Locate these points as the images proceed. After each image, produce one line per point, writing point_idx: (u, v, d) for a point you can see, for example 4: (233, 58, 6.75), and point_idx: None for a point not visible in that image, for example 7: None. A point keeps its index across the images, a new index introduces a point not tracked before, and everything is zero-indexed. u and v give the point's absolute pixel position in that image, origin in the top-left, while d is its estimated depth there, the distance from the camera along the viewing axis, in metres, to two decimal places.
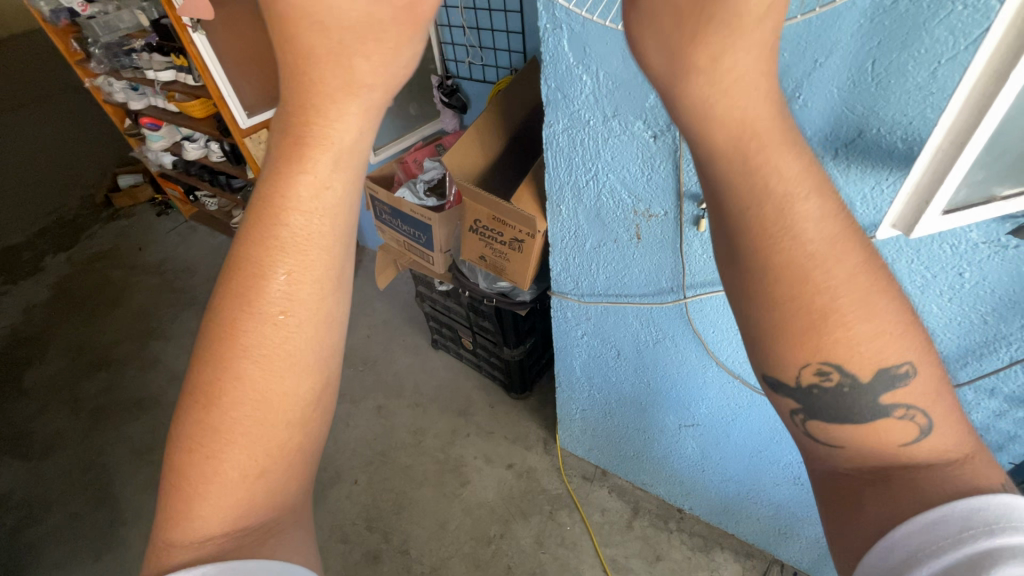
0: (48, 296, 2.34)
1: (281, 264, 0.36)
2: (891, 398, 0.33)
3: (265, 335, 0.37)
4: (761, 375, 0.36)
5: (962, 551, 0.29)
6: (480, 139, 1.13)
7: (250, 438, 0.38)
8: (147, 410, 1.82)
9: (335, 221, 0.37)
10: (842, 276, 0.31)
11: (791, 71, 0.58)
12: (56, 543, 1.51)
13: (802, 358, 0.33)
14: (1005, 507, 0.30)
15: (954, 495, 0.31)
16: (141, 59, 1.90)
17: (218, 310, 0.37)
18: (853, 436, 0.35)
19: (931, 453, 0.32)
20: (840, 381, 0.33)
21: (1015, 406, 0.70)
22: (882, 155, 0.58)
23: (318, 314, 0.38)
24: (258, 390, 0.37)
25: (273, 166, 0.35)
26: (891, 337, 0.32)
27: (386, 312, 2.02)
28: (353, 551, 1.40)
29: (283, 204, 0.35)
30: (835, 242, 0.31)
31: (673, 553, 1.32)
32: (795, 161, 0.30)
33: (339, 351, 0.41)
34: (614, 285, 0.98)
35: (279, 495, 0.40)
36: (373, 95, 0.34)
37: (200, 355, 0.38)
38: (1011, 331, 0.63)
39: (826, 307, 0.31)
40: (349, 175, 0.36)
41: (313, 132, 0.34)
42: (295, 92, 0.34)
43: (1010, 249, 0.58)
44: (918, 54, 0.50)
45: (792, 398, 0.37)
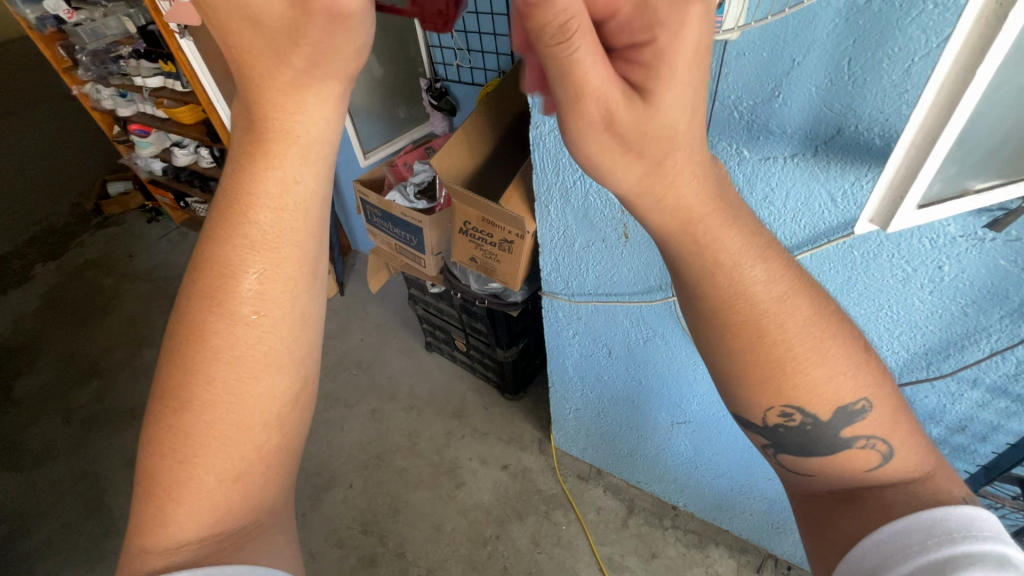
0: (37, 305, 2.32)
1: (251, 263, 0.37)
2: (850, 431, 0.42)
3: (237, 335, 0.37)
4: (737, 416, 0.46)
5: (929, 555, 0.35)
6: (469, 141, 1.13)
7: (224, 440, 0.38)
8: (139, 417, 1.81)
9: (304, 217, 0.38)
10: (795, 330, 0.39)
11: (769, 70, 0.59)
12: (49, 552, 1.50)
13: (768, 404, 0.42)
14: (967, 518, 0.36)
15: (921, 509, 0.38)
16: (129, 66, 1.90)
17: (186, 312, 0.38)
18: (823, 465, 0.45)
19: (892, 474, 0.41)
20: (803, 420, 0.43)
21: (996, 397, 0.71)
22: (861, 151, 0.59)
23: (290, 312, 0.39)
24: (232, 391, 0.38)
25: (240, 165, 0.37)
26: (845, 377, 0.40)
27: (379, 316, 2.02)
28: (349, 556, 1.40)
29: (251, 201, 0.36)
30: (784, 301, 0.39)
31: (668, 550, 1.33)
32: (737, 237, 0.39)
33: (315, 349, 0.42)
34: (604, 285, 0.99)
35: (258, 496, 0.41)
36: (328, 84, 0.36)
37: (170, 359, 0.38)
38: (990, 322, 0.65)
39: (783, 358, 0.39)
40: (317, 169, 0.38)
41: (277, 125, 0.36)
42: (273, 96, 0.36)
43: (987, 242, 0.59)
44: (892, 52, 0.51)
45: (763, 435, 0.47)
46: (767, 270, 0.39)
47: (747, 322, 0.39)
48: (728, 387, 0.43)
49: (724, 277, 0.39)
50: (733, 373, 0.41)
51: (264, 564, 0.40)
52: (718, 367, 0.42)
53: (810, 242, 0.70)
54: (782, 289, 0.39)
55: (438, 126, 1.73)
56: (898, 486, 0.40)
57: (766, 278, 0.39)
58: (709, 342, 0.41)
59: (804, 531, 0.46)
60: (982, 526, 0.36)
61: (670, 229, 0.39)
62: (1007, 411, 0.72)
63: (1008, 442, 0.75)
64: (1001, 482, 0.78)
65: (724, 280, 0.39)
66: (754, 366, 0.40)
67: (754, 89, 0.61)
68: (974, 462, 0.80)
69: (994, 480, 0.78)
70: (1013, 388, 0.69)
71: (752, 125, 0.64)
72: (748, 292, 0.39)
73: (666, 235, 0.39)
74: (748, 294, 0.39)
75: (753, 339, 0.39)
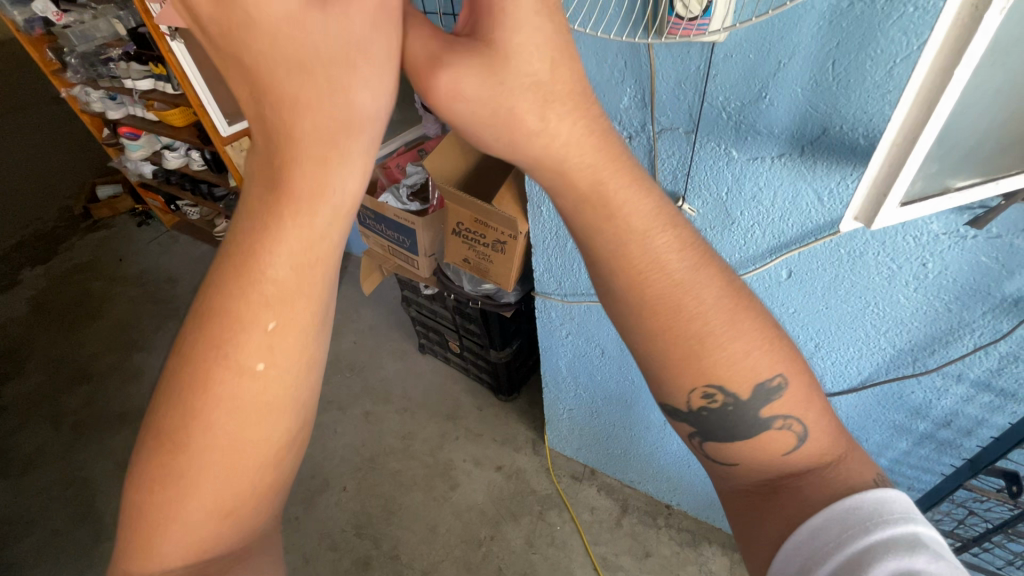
0: (25, 310, 2.30)
1: (263, 315, 0.36)
2: (769, 412, 0.42)
3: (239, 384, 0.37)
4: (662, 403, 0.45)
5: (846, 549, 0.36)
6: (461, 143, 1.14)
7: (218, 483, 0.38)
8: (130, 422, 1.79)
9: (319, 270, 0.38)
10: (710, 301, 0.39)
11: (755, 72, 0.60)
12: (37, 559, 1.48)
13: (690, 386, 0.41)
14: (877, 503, 0.37)
15: (836, 501, 0.38)
16: (118, 68, 1.89)
17: (188, 357, 0.37)
18: (746, 452, 0.45)
19: (808, 458, 0.42)
20: (725, 400, 0.42)
21: (981, 391, 0.72)
22: (846, 151, 0.60)
23: (295, 363, 0.38)
24: (229, 436, 0.37)
25: (261, 214, 0.36)
26: (760, 351, 0.40)
27: (372, 318, 2.01)
28: (343, 559, 1.40)
29: (267, 254, 0.36)
30: (698, 269, 0.40)
31: (662, 549, 1.33)
32: (649, 205, 0.40)
33: (313, 395, 0.41)
34: (597, 285, 1.00)
35: (246, 530, 0.41)
36: (369, 135, 0.38)
37: (167, 399, 0.37)
38: (973, 318, 0.66)
39: (700, 334, 0.40)
40: (337, 227, 0.38)
41: (309, 181, 0.36)
42: (308, 145, 0.36)
43: (969, 239, 0.60)
44: (874, 53, 0.52)
45: (688, 421, 0.45)
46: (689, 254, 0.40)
47: (670, 296, 0.39)
48: (656, 370, 0.42)
49: (637, 247, 0.39)
50: (663, 359, 0.41)
51: None
52: (642, 345, 0.41)
53: (797, 242, 0.71)
54: (694, 258, 0.40)
55: (431, 128, 1.74)
56: (814, 474, 0.41)
57: (676, 246, 0.40)
58: (630, 316, 0.41)
59: (735, 524, 0.45)
60: (893, 508, 0.37)
61: (581, 189, 0.39)
62: (991, 405, 0.73)
63: (992, 436, 0.77)
64: (986, 476, 0.79)
65: (636, 250, 0.39)
66: (669, 346, 0.40)
67: (741, 90, 0.63)
68: (960, 455, 0.82)
69: (979, 473, 0.79)
70: (996, 382, 0.70)
71: (740, 126, 0.65)
72: (662, 265, 0.39)
73: (574, 201, 0.39)
74: (662, 269, 0.39)
75: (671, 313, 0.39)
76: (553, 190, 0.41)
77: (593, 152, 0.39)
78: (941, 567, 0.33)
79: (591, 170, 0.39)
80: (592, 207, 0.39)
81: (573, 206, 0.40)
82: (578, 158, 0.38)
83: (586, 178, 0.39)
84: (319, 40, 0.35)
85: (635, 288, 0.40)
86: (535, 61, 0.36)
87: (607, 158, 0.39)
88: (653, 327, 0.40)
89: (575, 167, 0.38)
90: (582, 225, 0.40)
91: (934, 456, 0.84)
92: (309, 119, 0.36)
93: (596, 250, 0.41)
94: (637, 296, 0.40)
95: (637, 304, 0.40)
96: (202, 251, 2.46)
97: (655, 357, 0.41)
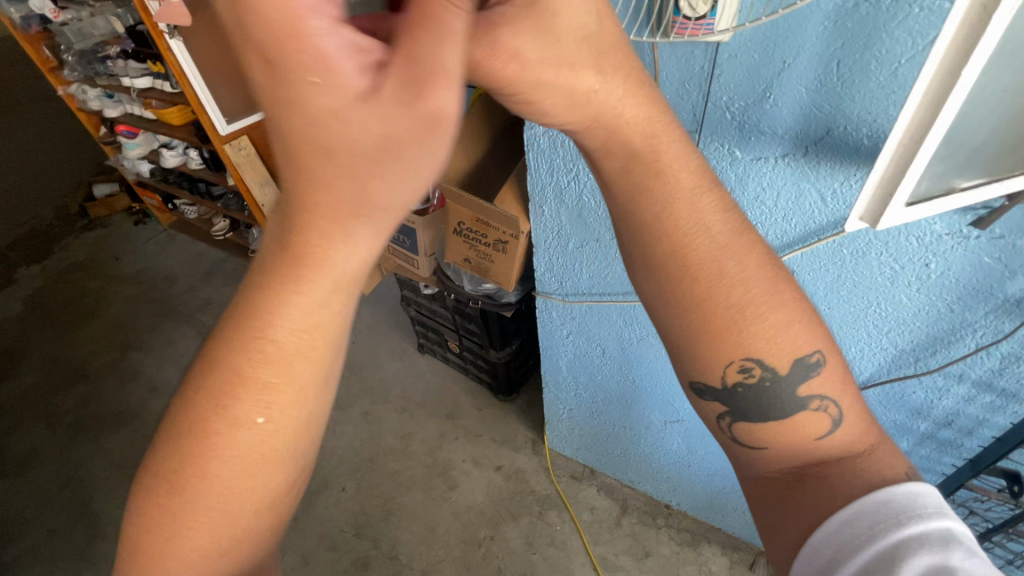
0: (19, 310, 2.28)
1: (264, 372, 0.36)
2: (808, 390, 0.44)
3: (236, 436, 0.37)
4: (691, 382, 0.47)
5: (878, 542, 0.36)
6: (462, 142, 1.14)
7: (214, 525, 0.39)
8: (127, 422, 1.78)
9: (323, 337, 0.37)
10: (753, 268, 0.42)
11: (760, 72, 0.60)
12: (33, 561, 1.47)
13: (728, 359, 0.43)
14: (911, 498, 0.38)
15: (868, 493, 0.39)
16: (116, 66, 1.87)
17: (190, 406, 0.38)
18: (776, 435, 0.46)
19: (839, 445, 0.43)
20: (762, 375, 0.44)
21: (982, 391, 0.73)
22: (850, 151, 0.60)
23: (294, 420, 0.38)
24: (225, 482, 0.38)
25: (265, 277, 0.36)
26: (799, 325, 0.43)
27: (371, 318, 2.01)
28: (342, 559, 1.39)
29: (274, 316, 0.36)
30: (740, 234, 0.43)
31: (661, 549, 1.34)
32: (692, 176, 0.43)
33: (312, 450, 0.41)
34: (598, 285, 1.00)
35: (241, 564, 0.42)
36: (389, 219, 0.35)
37: (170, 438, 0.38)
38: (975, 318, 0.66)
39: (742, 302, 0.42)
40: (343, 300, 0.37)
41: (316, 251, 0.35)
42: (320, 219, 0.34)
43: (972, 239, 0.60)
44: (879, 54, 0.52)
45: (722, 402, 0.47)
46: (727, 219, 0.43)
47: (710, 264, 0.42)
48: (684, 347, 0.44)
49: (685, 206, 0.43)
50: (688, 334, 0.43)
51: None
52: (668, 322, 0.44)
53: (799, 242, 0.71)
54: (735, 224, 0.43)
55: None
56: (845, 461, 0.42)
57: (718, 208, 0.43)
58: (660, 292, 0.43)
59: (758, 515, 0.46)
60: (927, 503, 0.37)
61: (637, 145, 0.44)
62: (993, 406, 0.73)
63: (993, 436, 0.77)
64: (987, 475, 0.79)
65: (684, 209, 0.42)
66: (703, 314, 0.43)
67: (746, 90, 0.62)
68: (961, 456, 0.82)
69: (981, 472, 0.79)
70: (998, 382, 0.71)
71: (744, 126, 0.65)
72: (705, 226, 0.42)
73: (629, 156, 0.44)
74: (707, 231, 0.42)
75: (712, 280, 0.42)
76: (602, 155, 0.45)
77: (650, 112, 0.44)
78: (976, 563, 0.34)
79: (648, 123, 0.44)
80: (645, 163, 0.44)
81: (626, 163, 0.44)
82: (635, 117, 0.44)
83: (642, 133, 0.44)
84: (348, 129, 0.31)
85: (680, 256, 0.42)
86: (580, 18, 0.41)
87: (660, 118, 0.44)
88: (692, 299, 0.42)
89: (629, 122, 0.44)
90: (627, 187, 0.44)
91: (935, 456, 0.84)
92: (332, 201, 0.33)
93: (642, 221, 0.44)
94: (683, 262, 0.42)
95: (682, 276, 0.42)
96: (200, 250, 2.45)
97: (684, 334, 0.44)
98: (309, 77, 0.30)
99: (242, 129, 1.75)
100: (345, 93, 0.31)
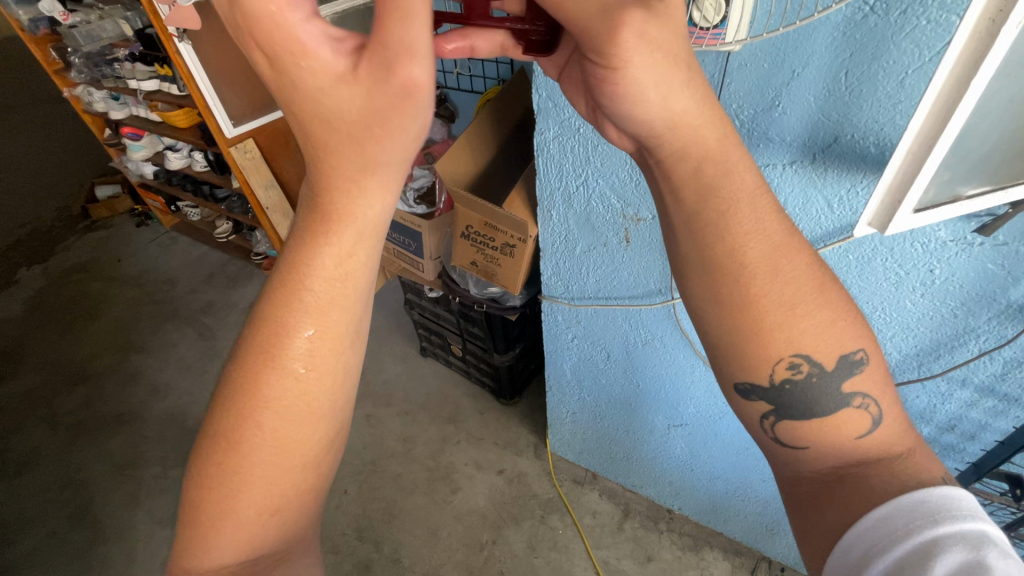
0: (20, 310, 2.28)
1: (306, 325, 0.41)
2: (851, 386, 0.44)
3: (284, 389, 0.41)
4: (734, 381, 0.46)
5: (911, 540, 0.37)
6: (472, 147, 1.15)
7: (266, 479, 0.42)
8: (128, 424, 1.78)
9: (354, 291, 0.42)
10: (803, 264, 0.42)
11: (770, 80, 0.62)
12: (33, 563, 1.47)
13: (778, 357, 0.43)
14: (943, 498, 0.38)
15: (904, 493, 0.39)
16: (124, 69, 1.89)
17: (242, 364, 0.42)
18: (819, 435, 0.45)
19: (878, 445, 0.43)
20: (809, 371, 0.44)
21: (984, 396, 0.74)
22: (856, 159, 0.61)
23: (334, 371, 0.43)
24: (278, 436, 0.42)
25: (302, 235, 0.41)
26: (846, 322, 0.43)
27: (373, 321, 2.01)
28: (344, 562, 1.39)
29: (312, 273, 0.41)
30: (793, 234, 0.43)
31: (663, 553, 1.34)
32: (753, 175, 0.43)
33: (349, 404, 0.45)
34: (604, 288, 1.01)
35: (292, 528, 0.45)
36: (387, 172, 0.41)
37: (224, 401, 0.42)
38: (979, 324, 0.67)
39: (793, 300, 0.42)
40: (368, 249, 0.42)
41: (340, 205, 0.40)
42: (339, 172, 0.40)
43: (976, 246, 0.61)
44: (887, 64, 0.54)
45: (765, 399, 0.47)
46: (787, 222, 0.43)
47: (763, 266, 0.42)
48: (732, 343, 0.44)
49: (748, 204, 0.42)
50: (730, 339, 0.44)
51: None
52: (719, 323, 0.44)
53: (821, 241, 0.71)
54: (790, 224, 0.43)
55: (437, 132, 1.70)
56: (882, 462, 0.42)
57: (776, 210, 0.43)
58: (709, 290, 0.43)
59: (793, 515, 0.46)
60: (962, 505, 0.38)
61: (711, 143, 0.43)
62: (995, 410, 0.74)
63: (997, 440, 0.78)
64: (991, 479, 0.79)
65: (748, 207, 0.42)
66: (743, 316, 0.43)
67: (755, 99, 0.64)
68: (962, 460, 0.83)
69: (983, 476, 0.80)
70: (1000, 387, 0.72)
71: (752, 133, 0.67)
72: (766, 226, 0.42)
73: (700, 156, 0.43)
74: (764, 230, 0.42)
75: (767, 277, 0.41)
76: (672, 160, 0.44)
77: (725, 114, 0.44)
78: (1010, 564, 0.35)
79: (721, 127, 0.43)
80: (713, 163, 0.43)
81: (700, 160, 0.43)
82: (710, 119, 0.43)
83: (717, 133, 0.43)
84: (335, 100, 0.38)
85: (734, 254, 0.42)
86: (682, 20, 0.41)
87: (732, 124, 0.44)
88: (726, 297, 0.42)
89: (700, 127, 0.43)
90: (700, 186, 0.43)
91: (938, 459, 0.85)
92: (340, 154, 0.40)
93: (698, 224, 0.43)
94: (735, 255, 0.42)
95: (735, 274, 0.42)
96: (202, 253, 2.46)
97: (735, 328, 0.43)
98: (304, 65, 0.37)
99: (248, 132, 1.76)
100: (327, 72, 0.37)
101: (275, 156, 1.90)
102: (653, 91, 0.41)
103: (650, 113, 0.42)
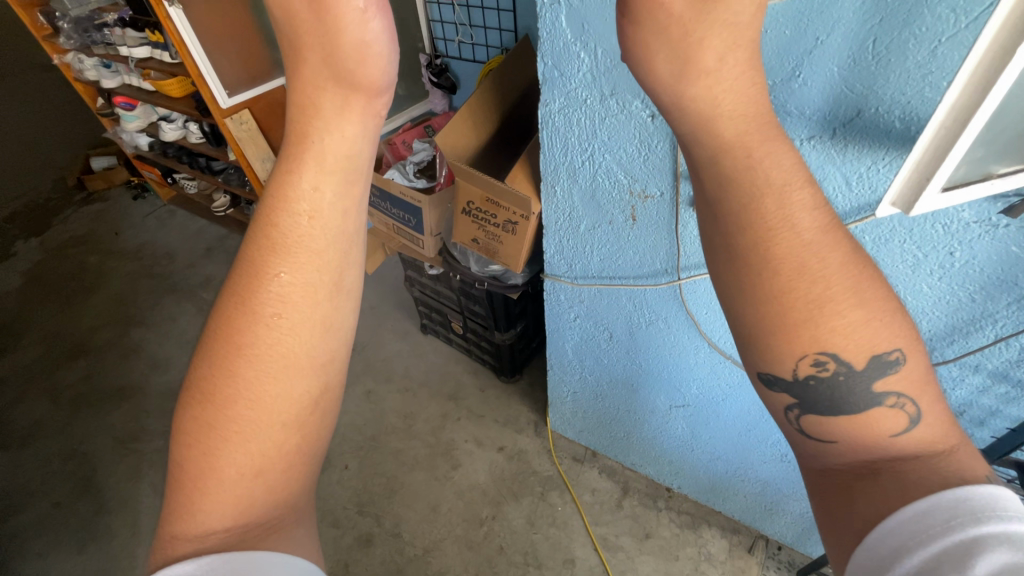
0: (19, 283, 2.27)
1: (277, 264, 0.39)
2: (883, 386, 0.36)
3: (258, 334, 0.39)
4: (757, 372, 0.39)
5: (954, 537, 0.32)
6: (473, 118, 1.10)
7: (244, 438, 0.39)
8: (129, 398, 1.78)
9: (328, 229, 0.40)
10: (835, 264, 0.34)
11: (791, 50, 0.58)
12: (38, 533, 1.48)
13: (799, 352, 0.36)
14: (986, 496, 0.33)
15: (944, 489, 0.34)
16: (114, 35, 1.84)
17: (218, 314, 0.40)
18: (849, 430, 0.39)
19: (919, 442, 0.36)
20: (836, 369, 0.37)
21: (997, 382, 0.72)
22: (880, 135, 0.58)
23: (311, 317, 0.40)
24: (253, 387, 0.39)
25: (277, 176, 0.40)
26: (882, 323, 0.35)
27: (375, 297, 2.00)
28: (346, 535, 1.40)
29: (281, 209, 0.39)
30: (826, 231, 0.35)
31: (662, 530, 1.34)
32: (787, 157, 0.35)
33: (336, 363, 0.43)
34: (608, 267, 0.98)
35: (281, 494, 0.41)
36: (351, 101, 0.40)
37: (200, 355, 0.40)
38: (997, 309, 0.65)
39: (820, 299, 0.34)
40: (340, 189, 0.40)
41: (309, 143, 0.39)
42: (304, 104, 0.40)
43: (1001, 228, 0.59)
44: (919, 32, 0.50)
45: (789, 393, 0.40)
46: (819, 218, 0.35)
47: (790, 258, 0.34)
48: (751, 339, 0.37)
49: (774, 200, 0.34)
50: (761, 341, 0.36)
51: (289, 555, 0.39)
52: (740, 312, 0.36)
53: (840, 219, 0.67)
54: (825, 219, 0.35)
55: (438, 104, 1.78)
56: (920, 460, 0.36)
57: (813, 199, 0.35)
58: (728, 280, 0.36)
59: (818, 515, 0.39)
60: (1008, 505, 0.33)
61: (724, 139, 0.35)
62: (1007, 396, 0.73)
63: (1007, 427, 0.76)
64: (999, 466, 0.79)
65: (774, 204, 0.34)
66: (777, 310, 0.35)
67: (775, 68, 0.60)
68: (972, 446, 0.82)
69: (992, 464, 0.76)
70: (1014, 373, 0.70)
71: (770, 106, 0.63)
72: (794, 221, 0.34)
73: (714, 150, 0.35)
74: (793, 227, 0.34)
75: (793, 274, 0.34)
76: (690, 140, 0.37)
77: (754, 102, 0.35)
78: None
79: (743, 120, 0.35)
80: (733, 156, 0.35)
81: (714, 154, 0.35)
82: (732, 105, 0.35)
83: (733, 128, 0.35)
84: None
85: (763, 250, 0.34)
86: (742, 6, 0.34)
87: (767, 112, 0.35)
88: (749, 282, 0.35)
89: (723, 112, 0.35)
90: (718, 179, 0.35)
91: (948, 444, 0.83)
92: (300, 79, 0.39)
93: (724, 212, 0.36)
94: (762, 254, 0.34)
95: (757, 262, 0.35)
96: (201, 226, 2.44)
97: (757, 327, 0.36)
98: None
99: (242, 102, 1.70)
100: None
101: (274, 127, 1.85)
102: (666, 71, 0.36)
103: (658, 91, 0.37)
